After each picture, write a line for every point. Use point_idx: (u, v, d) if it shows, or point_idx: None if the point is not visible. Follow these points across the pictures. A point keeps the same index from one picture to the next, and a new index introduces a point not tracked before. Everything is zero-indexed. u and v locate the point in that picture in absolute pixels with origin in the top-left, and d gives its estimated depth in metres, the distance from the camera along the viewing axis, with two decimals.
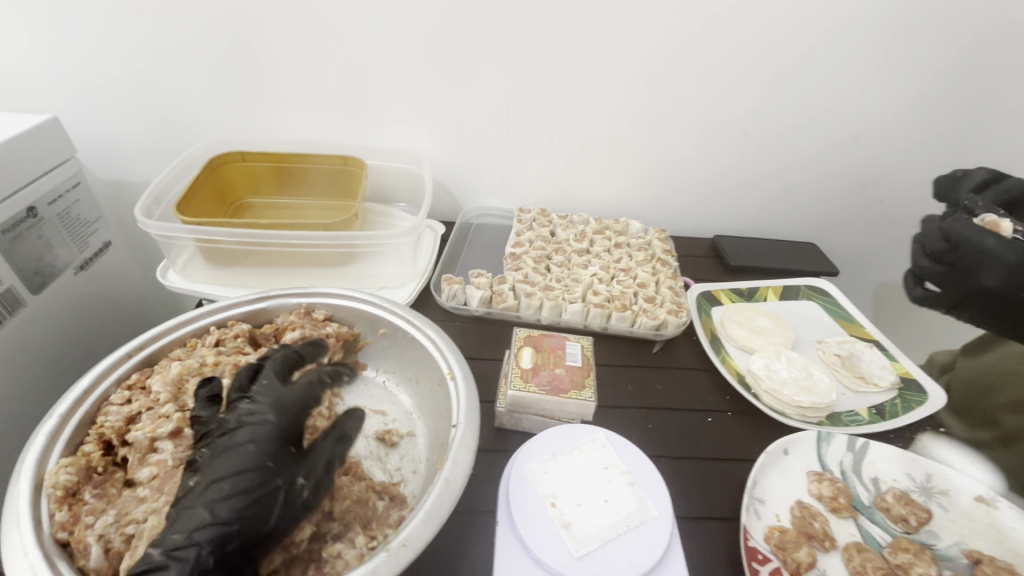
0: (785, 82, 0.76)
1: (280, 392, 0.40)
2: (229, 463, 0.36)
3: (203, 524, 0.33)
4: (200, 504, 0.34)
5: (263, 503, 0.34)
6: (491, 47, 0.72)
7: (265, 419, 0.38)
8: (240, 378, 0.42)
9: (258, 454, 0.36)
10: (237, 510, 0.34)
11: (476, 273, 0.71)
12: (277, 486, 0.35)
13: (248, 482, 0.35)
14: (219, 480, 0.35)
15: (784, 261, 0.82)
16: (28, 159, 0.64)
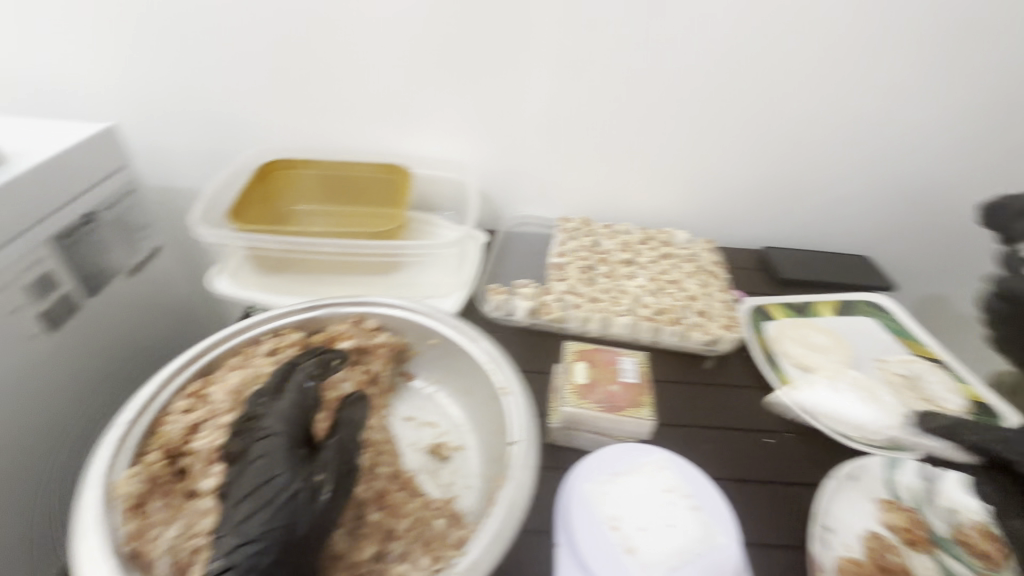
0: (837, 89, 0.73)
1: (278, 406, 0.41)
2: (247, 481, 0.36)
3: (233, 546, 0.33)
4: (228, 529, 0.34)
5: (287, 511, 0.34)
6: (537, 53, 0.72)
7: (272, 432, 0.39)
8: (248, 404, 0.43)
9: (270, 466, 0.36)
10: (262, 525, 0.33)
11: (521, 283, 0.69)
12: (296, 488, 0.35)
13: (267, 493, 0.35)
14: (241, 501, 0.35)
15: (836, 275, 0.80)
16: (88, 165, 0.66)
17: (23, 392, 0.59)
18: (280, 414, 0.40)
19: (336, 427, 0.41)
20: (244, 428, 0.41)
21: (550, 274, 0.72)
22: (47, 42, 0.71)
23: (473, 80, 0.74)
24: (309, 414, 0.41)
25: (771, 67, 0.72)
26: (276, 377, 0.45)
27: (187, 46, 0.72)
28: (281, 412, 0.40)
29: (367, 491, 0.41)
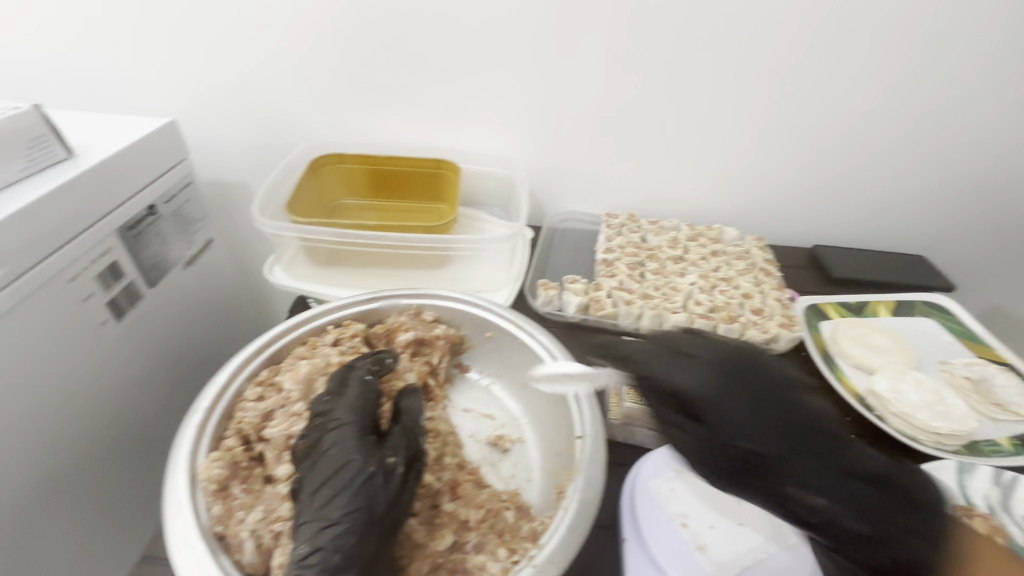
0: (898, 84, 0.71)
1: (340, 399, 0.42)
2: (323, 470, 0.36)
3: (319, 530, 0.33)
4: (311, 516, 0.34)
5: (366, 492, 0.34)
6: (589, 50, 0.71)
7: (342, 422, 0.39)
8: (314, 403, 0.43)
9: (343, 452, 0.36)
10: (344, 507, 0.34)
11: (571, 278, 0.69)
12: (371, 470, 0.35)
13: (344, 477, 0.35)
14: (319, 488, 0.35)
15: (893, 275, 0.77)
16: (152, 159, 0.67)
17: (92, 380, 0.61)
18: (346, 406, 0.41)
19: (399, 414, 0.42)
20: (312, 423, 0.41)
21: (599, 270, 0.72)
22: (110, 40, 0.73)
23: (523, 75, 0.74)
24: (372, 403, 0.42)
25: (831, 61, 0.70)
26: (336, 374, 0.46)
27: (244, 43, 0.73)
28: (347, 404, 0.41)
29: (439, 482, 0.42)
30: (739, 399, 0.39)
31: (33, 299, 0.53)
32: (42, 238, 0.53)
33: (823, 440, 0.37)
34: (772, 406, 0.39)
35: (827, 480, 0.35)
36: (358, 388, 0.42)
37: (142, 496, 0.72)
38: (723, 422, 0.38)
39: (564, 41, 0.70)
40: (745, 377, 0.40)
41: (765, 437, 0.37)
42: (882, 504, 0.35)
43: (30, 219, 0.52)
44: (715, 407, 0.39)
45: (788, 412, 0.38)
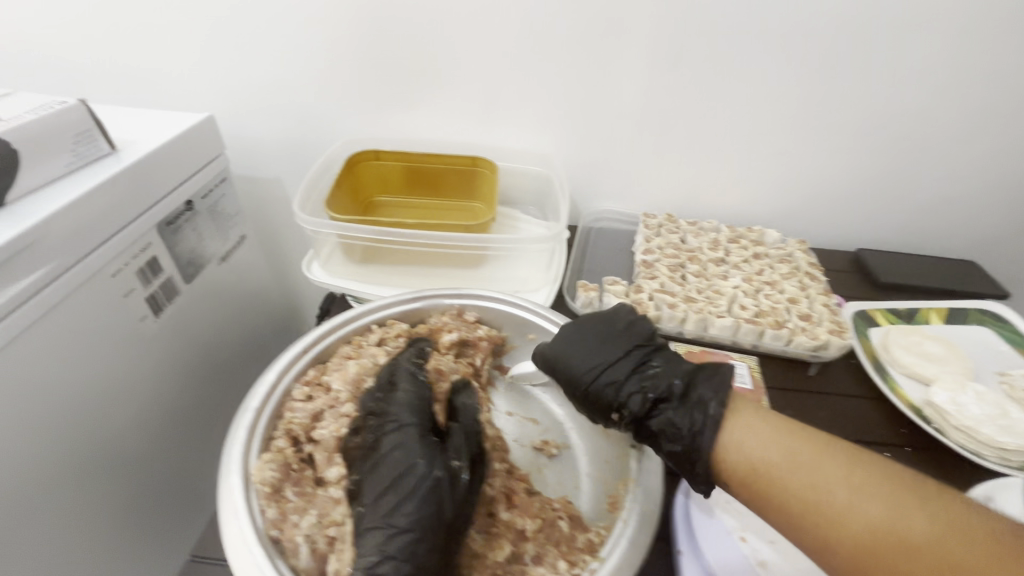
0: (957, 84, 0.68)
1: (396, 398, 0.42)
2: (386, 474, 0.36)
3: (387, 536, 0.34)
4: (376, 522, 0.35)
5: (434, 498, 0.35)
6: (632, 47, 0.69)
7: (401, 424, 0.39)
8: (364, 404, 0.43)
9: (406, 455, 0.37)
10: (411, 514, 0.34)
11: (611, 280, 0.68)
12: (437, 475, 0.36)
13: (411, 483, 0.35)
14: (384, 494, 0.35)
15: (943, 281, 0.74)
16: (190, 154, 0.67)
17: (132, 377, 0.61)
18: (403, 405, 0.41)
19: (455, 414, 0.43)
20: (366, 424, 0.41)
21: (639, 272, 0.70)
22: (148, 34, 0.72)
23: (563, 72, 0.72)
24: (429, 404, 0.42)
25: (889, 57, 0.67)
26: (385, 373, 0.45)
27: (281, 37, 0.72)
28: (404, 404, 0.41)
29: (493, 489, 0.41)
30: (578, 348, 0.48)
31: (76, 296, 0.53)
32: (84, 234, 0.53)
33: (631, 371, 0.45)
34: (607, 353, 0.46)
35: (637, 396, 0.43)
36: (411, 389, 0.42)
37: (180, 490, 0.72)
38: (575, 365, 0.47)
39: (606, 37, 0.68)
40: (587, 330, 0.49)
41: (599, 378, 0.45)
42: (684, 410, 0.41)
43: (74, 215, 0.52)
44: (565, 357, 0.47)
45: (610, 351, 0.46)
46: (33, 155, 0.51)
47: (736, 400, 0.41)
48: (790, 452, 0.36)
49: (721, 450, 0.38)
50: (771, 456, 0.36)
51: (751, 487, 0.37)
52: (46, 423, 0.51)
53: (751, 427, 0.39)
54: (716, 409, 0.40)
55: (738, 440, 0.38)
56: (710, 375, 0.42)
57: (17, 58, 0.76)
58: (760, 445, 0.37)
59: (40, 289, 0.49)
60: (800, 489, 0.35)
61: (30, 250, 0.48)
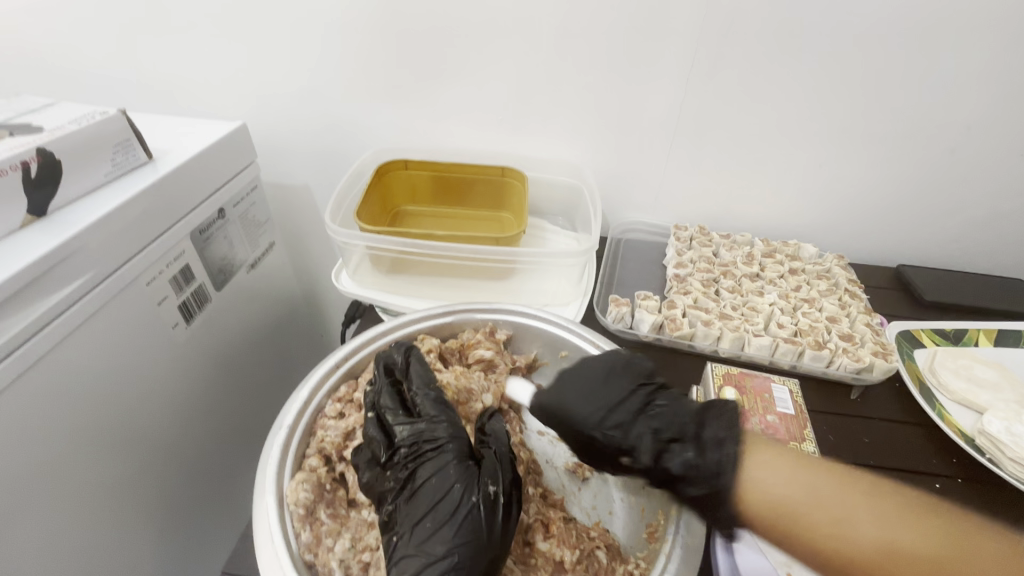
0: (1009, 96, 0.65)
1: (424, 423, 0.40)
2: (423, 501, 0.36)
3: (423, 567, 0.33)
4: (411, 550, 0.34)
5: (471, 524, 0.34)
6: (667, 56, 0.67)
7: (434, 450, 0.38)
8: (375, 433, 0.41)
9: (444, 480, 0.36)
10: (448, 542, 0.33)
11: (643, 294, 0.66)
12: (475, 500, 0.35)
13: (448, 508, 0.35)
14: (420, 521, 0.35)
15: (991, 300, 0.71)
16: (223, 164, 0.67)
17: (165, 385, 0.62)
18: (435, 434, 0.39)
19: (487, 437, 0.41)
20: (392, 454, 0.39)
21: (672, 287, 0.69)
22: (183, 44, 0.73)
23: (596, 82, 0.71)
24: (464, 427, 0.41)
25: (940, 67, 0.64)
26: (395, 398, 0.43)
27: (313, 46, 0.72)
28: (434, 434, 0.39)
29: (529, 516, 0.40)
30: (582, 397, 0.43)
31: (113, 305, 0.53)
32: (121, 243, 0.53)
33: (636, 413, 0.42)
34: (609, 394, 0.43)
35: (647, 438, 0.40)
36: (439, 420, 0.40)
37: (212, 498, 0.73)
38: (576, 412, 0.43)
39: (641, 46, 0.67)
40: (585, 370, 0.45)
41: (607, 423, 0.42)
42: (698, 452, 0.38)
43: (112, 225, 0.52)
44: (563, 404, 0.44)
45: (613, 394, 0.43)
46: (75, 165, 0.51)
47: (750, 435, 0.38)
48: (816, 491, 0.34)
49: (745, 492, 0.35)
50: (800, 496, 0.34)
51: (774, 529, 0.34)
52: (85, 431, 0.51)
53: (766, 463, 0.36)
54: (732, 449, 0.37)
55: (757, 475, 0.35)
56: (721, 414, 0.39)
57: (58, 69, 0.77)
58: (782, 481, 0.35)
59: (79, 298, 0.49)
60: (828, 530, 0.32)
61: (71, 259, 0.48)
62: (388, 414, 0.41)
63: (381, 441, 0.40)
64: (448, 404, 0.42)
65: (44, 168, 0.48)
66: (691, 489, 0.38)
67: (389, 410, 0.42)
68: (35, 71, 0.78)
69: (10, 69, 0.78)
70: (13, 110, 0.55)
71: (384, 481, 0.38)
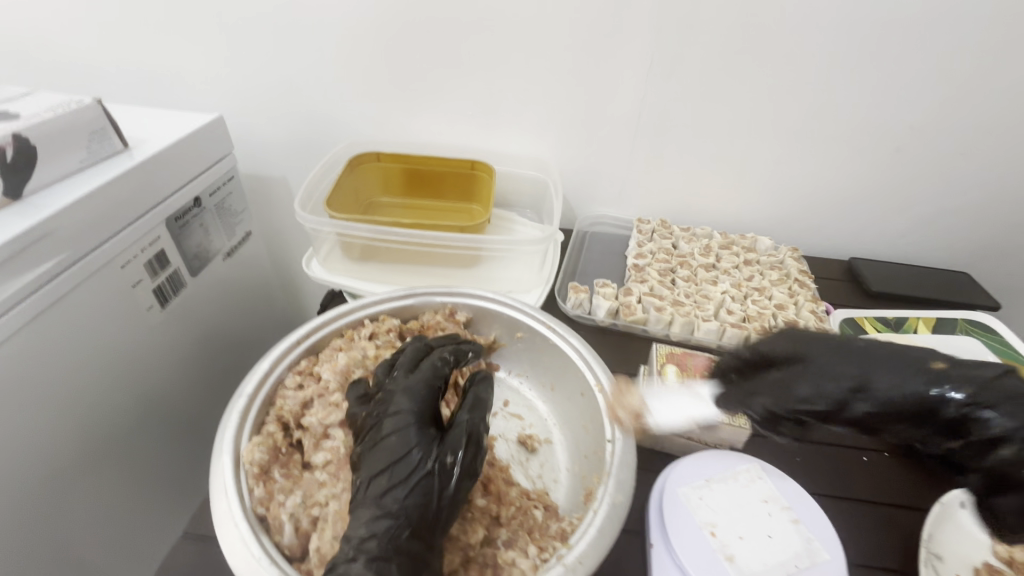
0: (946, 98, 0.69)
1: (400, 390, 0.42)
2: (382, 456, 0.38)
3: (377, 517, 0.36)
4: (366, 502, 0.37)
5: (424, 488, 0.37)
6: (627, 55, 0.71)
7: (401, 408, 0.40)
8: (378, 374, 0.46)
9: (402, 442, 0.38)
10: (400, 500, 0.36)
11: (602, 282, 0.69)
12: (429, 468, 0.37)
13: (403, 470, 0.37)
14: (377, 476, 0.37)
15: (933, 291, 0.75)
16: (199, 153, 0.69)
17: (136, 367, 0.64)
18: (405, 395, 0.41)
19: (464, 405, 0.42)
20: (375, 400, 0.43)
21: (630, 276, 0.72)
22: (163, 35, 0.75)
23: (560, 80, 0.74)
24: (434, 394, 0.43)
25: (884, 70, 0.68)
26: (412, 353, 0.47)
27: (289, 42, 0.75)
28: (409, 392, 0.42)
29: None
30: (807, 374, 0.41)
31: (83, 288, 0.55)
32: (95, 227, 0.56)
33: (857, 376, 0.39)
34: (857, 346, 0.41)
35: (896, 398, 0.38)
36: (422, 376, 0.43)
37: (179, 477, 0.75)
38: (829, 374, 0.40)
39: (601, 44, 0.70)
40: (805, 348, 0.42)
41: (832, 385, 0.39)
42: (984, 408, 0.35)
43: (84, 210, 0.54)
44: (791, 380, 0.41)
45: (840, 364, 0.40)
46: (51, 150, 0.54)
47: None
48: None
49: None
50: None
51: None
52: (53, 409, 0.53)
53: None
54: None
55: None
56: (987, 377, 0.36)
57: (39, 59, 0.79)
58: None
59: (48, 281, 0.51)
60: None
61: (42, 243, 0.50)
62: (399, 362, 0.46)
63: (377, 385, 0.45)
64: (439, 367, 0.45)
65: (19, 154, 0.50)
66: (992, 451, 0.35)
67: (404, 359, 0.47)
68: (15, 60, 0.80)
69: None
70: None
71: (362, 423, 0.42)
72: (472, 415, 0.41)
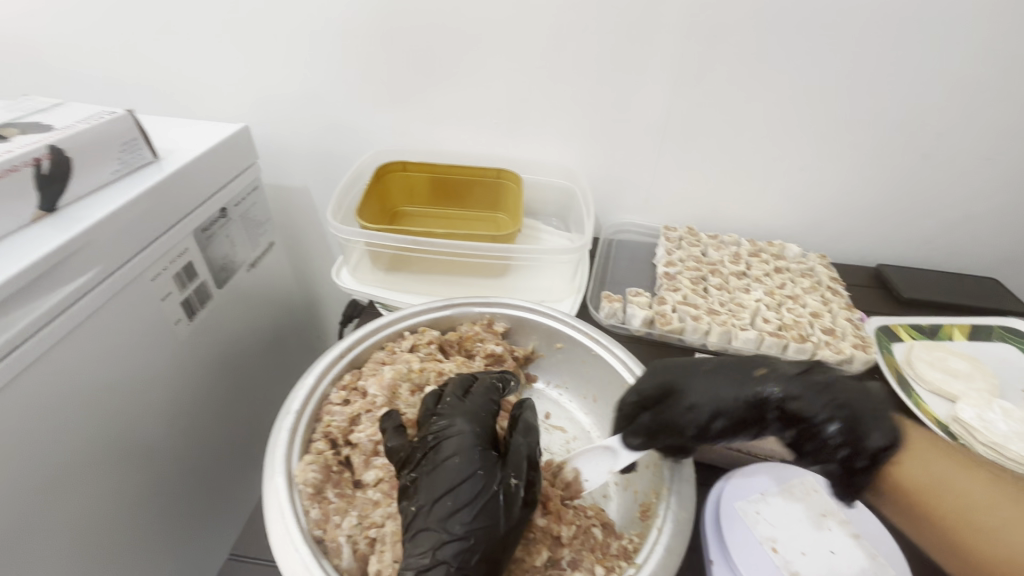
0: (974, 104, 0.69)
1: (452, 415, 0.42)
2: (444, 478, 0.37)
3: (442, 543, 0.35)
4: (430, 526, 0.36)
5: (490, 511, 0.36)
6: (656, 63, 0.70)
7: (461, 430, 0.40)
8: (427, 404, 0.45)
9: (465, 463, 0.37)
10: (467, 524, 0.35)
11: (635, 291, 0.69)
12: (495, 489, 0.36)
13: (469, 492, 0.36)
14: (440, 499, 0.36)
15: (964, 297, 0.75)
16: (226, 163, 0.69)
17: (168, 381, 0.63)
18: (466, 417, 0.41)
19: (515, 429, 0.43)
20: (428, 423, 0.42)
21: (662, 284, 0.71)
22: (187, 46, 0.75)
23: (587, 89, 0.74)
24: (489, 417, 0.42)
25: (913, 77, 0.68)
26: (461, 380, 0.46)
27: (313, 50, 0.74)
28: (468, 414, 0.42)
29: None
30: (692, 376, 0.44)
31: (116, 300, 0.54)
32: (128, 239, 0.55)
33: (741, 373, 0.43)
34: (704, 371, 0.44)
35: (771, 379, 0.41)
36: (481, 399, 0.44)
37: (207, 493, 0.74)
38: (711, 380, 0.43)
39: (630, 53, 0.70)
40: (687, 361, 0.46)
41: (717, 384, 0.42)
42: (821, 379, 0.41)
43: (117, 222, 0.53)
44: (676, 387, 0.44)
45: (721, 365, 0.44)
46: (86, 162, 0.53)
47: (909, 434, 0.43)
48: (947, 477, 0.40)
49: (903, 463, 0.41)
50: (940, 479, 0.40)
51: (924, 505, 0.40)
52: (89, 424, 0.53)
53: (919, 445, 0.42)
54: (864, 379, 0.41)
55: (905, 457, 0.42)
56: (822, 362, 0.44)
57: (61, 71, 0.79)
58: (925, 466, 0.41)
59: (85, 293, 0.51)
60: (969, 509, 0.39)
61: (76, 257, 0.49)
62: (446, 390, 0.45)
63: (428, 409, 0.44)
64: (494, 387, 0.46)
65: (55, 165, 0.50)
66: (832, 407, 0.39)
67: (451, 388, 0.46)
68: (36, 71, 0.79)
69: (11, 69, 0.79)
70: (24, 110, 0.57)
71: (416, 447, 0.41)
72: (527, 438, 0.42)
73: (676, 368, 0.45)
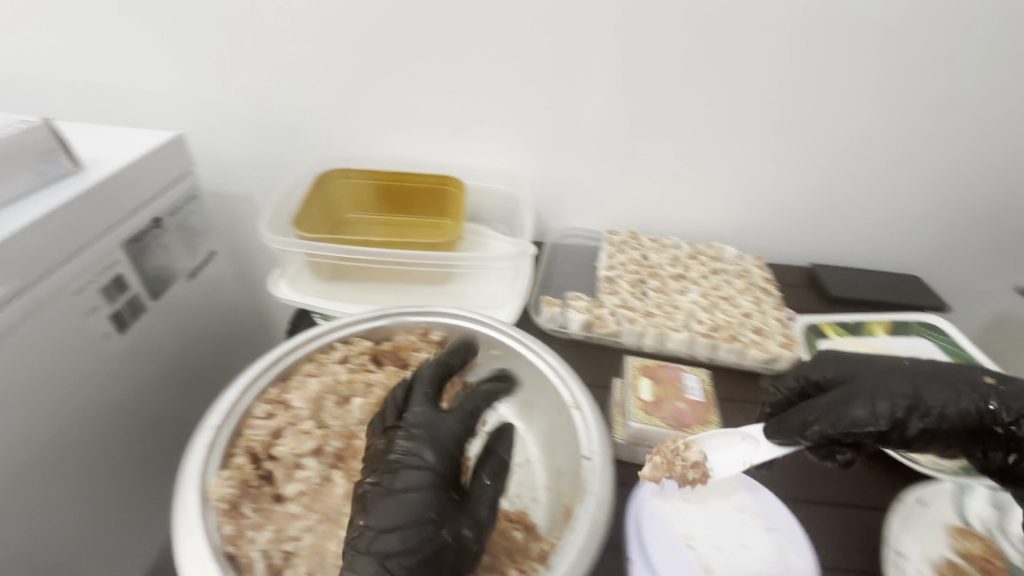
0: (891, 112, 0.73)
1: (421, 437, 0.40)
2: (397, 511, 0.37)
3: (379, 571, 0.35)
4: (369, 551, 0.36)
5: (435, 557, 0.36)
6: (596, 72, 0.72)
7: (426, 464, 0.39)
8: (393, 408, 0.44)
9: (421, 505, 0.37)
10: (407, 565, 0.36)
11: (575, 296, 0.70)
12: (445, 541, 0.37)
13: (416, 538, 0.36)
14: (387, 532, 0.36)
15: (886, 294, 0.79)
16: (159, 171, 0.67)
17: (95, 397, 0.61)
18: (434, 445, 0.40)
19: (487, 464, 0.41)
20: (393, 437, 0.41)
21: (601, 288, 0.73)
22: (121, 51, 0.73)
23: (529, 97, 0.75)
24: (457, 443, 0.41)
25: (835, 87, 0.71)
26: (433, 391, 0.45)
27: (254, 57, 0.74)
28: (437, 438, 0.40)
29: None
30: (889, 375, 0.48)
31: (34, 315, 0.53)
32: (47, 251, 0.53)
33: (944, 382, 0.47)
34: (900, 369, 0.49)
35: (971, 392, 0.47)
36: (456, 420, 0.42)
37: (140, 509, 0.72)
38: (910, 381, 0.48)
39: (569, 62, 0.72)
40: (883, 361, 0.50)
41: (921, 386, 0.47)
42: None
43: (33, 233, 0.51)
44: (876, 381, 0.48)
45: (926, 371, 0.49)
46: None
47: None
48: None
49: None
50: None
51: None
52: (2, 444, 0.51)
53: None
54: None
55: None
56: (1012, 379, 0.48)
57: None
58: None
59: None
60: None
61: None
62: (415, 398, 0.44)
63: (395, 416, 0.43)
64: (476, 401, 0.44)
65: None
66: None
67: (422, 394, 0.44)
68: None
69: None
70: None
71: (380, 459, 0.41)
72: (494, 483, 0.40)
73: (880, 365, 0.50)
